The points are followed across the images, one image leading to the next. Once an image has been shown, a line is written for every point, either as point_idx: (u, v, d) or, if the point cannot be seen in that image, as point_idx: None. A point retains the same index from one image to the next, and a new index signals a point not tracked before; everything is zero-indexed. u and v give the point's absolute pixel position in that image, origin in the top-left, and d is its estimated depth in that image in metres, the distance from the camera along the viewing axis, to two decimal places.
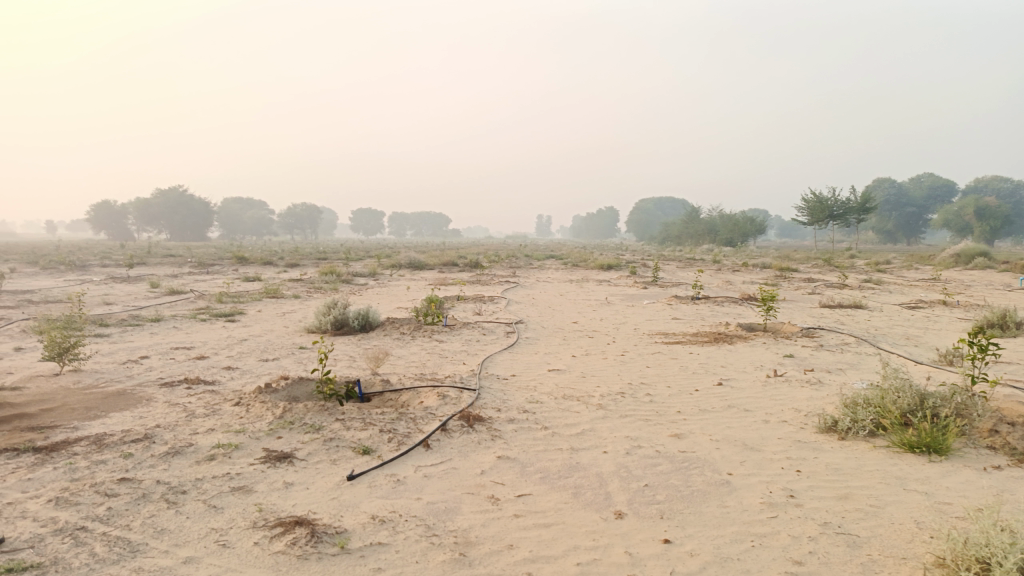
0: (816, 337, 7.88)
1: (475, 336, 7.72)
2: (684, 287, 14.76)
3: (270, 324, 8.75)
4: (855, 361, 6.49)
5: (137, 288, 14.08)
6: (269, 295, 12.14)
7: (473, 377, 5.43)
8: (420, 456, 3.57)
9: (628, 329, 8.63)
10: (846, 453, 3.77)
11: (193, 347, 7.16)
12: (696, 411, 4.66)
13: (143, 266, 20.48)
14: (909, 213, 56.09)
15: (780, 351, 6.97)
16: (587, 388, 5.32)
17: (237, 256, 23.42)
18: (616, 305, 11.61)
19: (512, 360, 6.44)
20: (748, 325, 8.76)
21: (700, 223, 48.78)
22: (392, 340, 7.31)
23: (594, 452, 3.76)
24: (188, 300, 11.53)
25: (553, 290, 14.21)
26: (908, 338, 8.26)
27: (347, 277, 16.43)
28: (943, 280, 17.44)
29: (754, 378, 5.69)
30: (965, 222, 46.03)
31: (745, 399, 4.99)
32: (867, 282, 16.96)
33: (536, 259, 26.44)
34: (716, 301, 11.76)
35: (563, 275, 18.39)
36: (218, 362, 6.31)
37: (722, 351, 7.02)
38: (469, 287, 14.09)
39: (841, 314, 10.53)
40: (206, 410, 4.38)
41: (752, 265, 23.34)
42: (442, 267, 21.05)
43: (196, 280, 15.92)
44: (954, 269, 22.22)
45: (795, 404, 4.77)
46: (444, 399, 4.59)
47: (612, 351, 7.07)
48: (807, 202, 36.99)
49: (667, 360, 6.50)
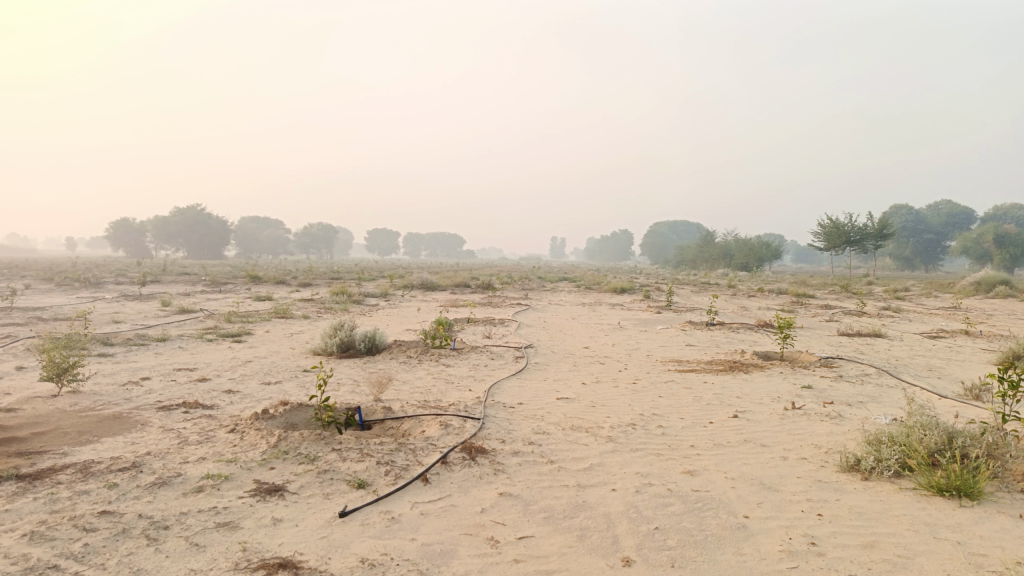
0: (835, 367, 7.64)
1: (483, 361, 7.54)
2: (698, 313, 14.53)
3: (276, 346, 8.62)
4: (877, 394, 6.24)
5: (148, 306, 14.04)
6: (278, 315, 12.04)
7: (479, 405, 5.26)
8: (418, 491, 3.39)
9: (640, 356, 8.43)
10: (871, 495, 3.55)
11: (197, 368, 7.03)
12: (710, 445, 4.46)
13: (156, 284, 20.46)
14: (928, 239, 55.47)
15: (798, 382, 6.74)
16: (596, 418, 5.12)
17: (251, 274, 23.44)
18: (629, 330, 11.41)
19: (520, 387, 6.25)
20: (764, 353, 8.53)
21: (715, 247, 48.47)
22: (398, 364, 7.15)
23: (601, 490, 3.56)
24: (196, 319, 11.44)
25: (566, 314, 14.01)
26: (930, 369, 7.99)
27: (358, 297, 16.33)
28: (965, 309, 17.08)
29: (771, 410, 5.47)
30: (985, 249, 45.43)
31: (761, 433, 4.77)
32: (886, 310, 16.64)
33: (550, 281, 26.28)
34: (731, 327, 11.52)
35: (576, 299, 18.18)
36: (220, 384, 6.17)
37: (737, 381, 6.79)
38: (480, 310, 13.92)
39: (860, 343, 10.27)
40: (199, 436, 4.22)
41: (768, 291, 23.02)
42: (454, 288, 20.93)
43: (207, 299, 15.88)
44: (975, 297, 21.81)
45: (815, 440, 4.54)
46: (447, 429, 4.41)
47: (623, 379, 6.87)
48: (824, 227, 36.63)
49: (680, 390, 6.29)
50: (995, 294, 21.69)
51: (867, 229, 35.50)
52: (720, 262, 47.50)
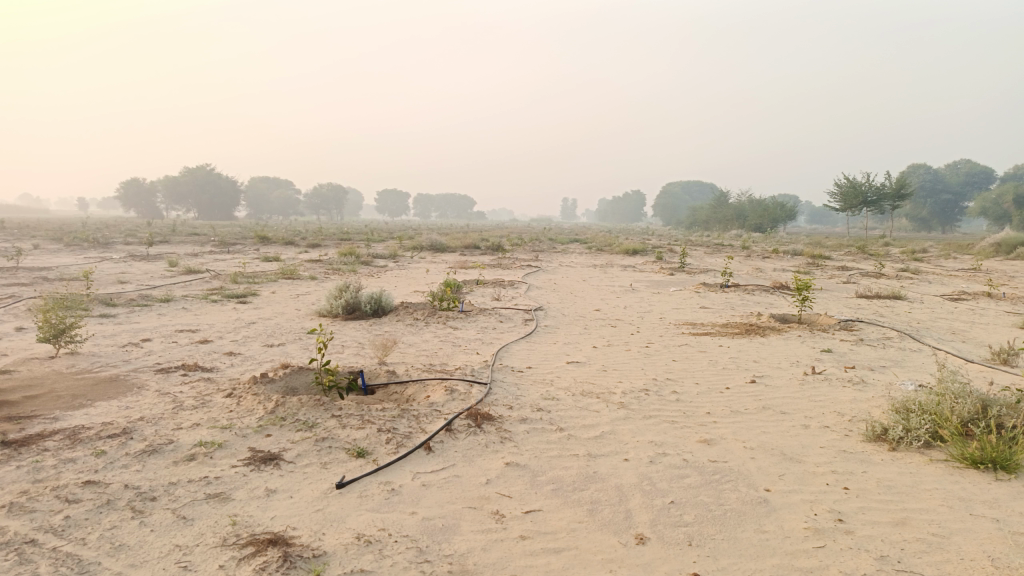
0: (855, 331, 7.39)
1: (492, 323, 7.35)
2: (712, 275, 14.24)
3: (281, 307, 8.46)
4: (900, 359, 6.01)
5: (155, 266, 13.91)
6: (285, 275, 11.88)
7: (486, 370, 5.07)
8: (420, 461, 3.22)
9: (653, 319, 8.21)
10: (899, 467, 3.35)
11: (199, 329, 6.87)
12: (727, 413, 4.26)
13: (164, 245, 20.32)
14: (946, 200, 54.54)
15: (817, 346, 6.51)
16: (608, 383, 4.92)
17: (260, 234, 23.24)
18: (641, 292, 11.18)
19: (529, 350, 6.06)
20: (781, 316, 8.29)
21: (729, 208, 47.81)
22: (405, 326, 6.98)
23: (613, 460, 3.38)
24: (202, 280, 11.29)
25: (577, 276, 13.76)
26: (953, 332, 7.73)
27: (367, 258, 16.13)
28: (985, 271, 16.69)
29: (790, 376, 5.26)
30: (1004, 210, 44.59)
31: (781, 400, 4.57)
32: (904, 272, 16.29)
33: (561, 242, 25.99)
34: (746, 289, 11.26)
35: (587, 261, 17.91)
36: (222, 346, 6.01)
37: (754, 344, 6.58)
38: (489, 272, 13.69)
39: (879, 305, 9.99)
40: (195, 401, 4.06)
41: (782, 253, 22.63)
42: (464, 249, 20.71)
43: (215, 259, 15.74)
44: (995, 259, 21.33)
45: (838, 407, 4.34)
46: (452, 394, 4.23)
47: (635, 342, 6.66)
48: (840, 187, 35.95)
49: (694, 354, 6.08)
50: (1015, 255, 21.21)
51: (884, 189, 34.80)
52: (734, 223, 46.89)
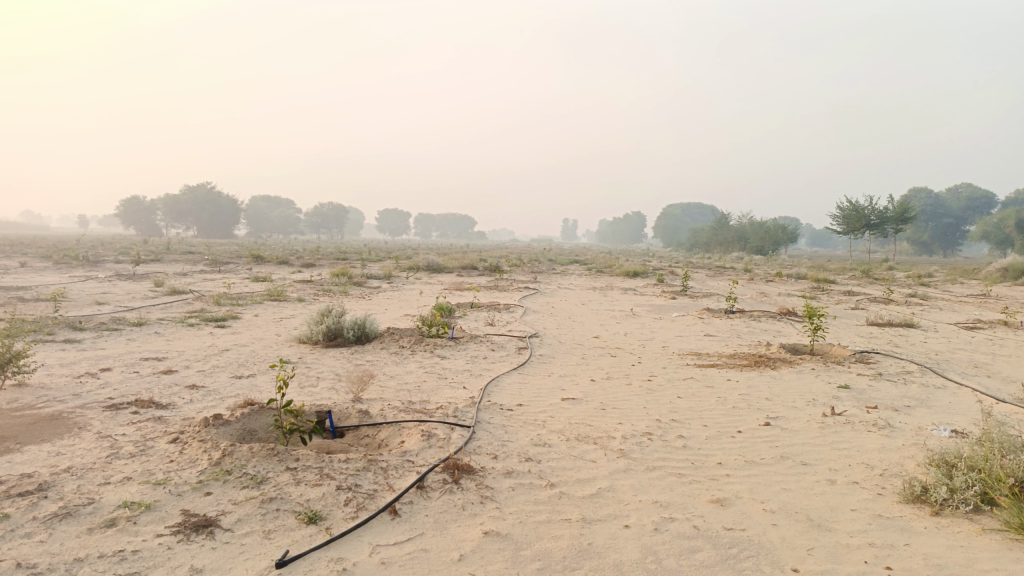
0: (872, 364, 6.89)
1: (483, 352, 6.85)
2: (715, 299, 13.79)
3: (261, 332, 7.97)
4: (924, 398, 5.50)
5: (139, 286, 13.45)
6: (271, 297, 11.39)
7: (471, 409, 4.57)
8: (383, 529, 2.72)
9: (655, 348, 7.72)
10: (948, 539, 2.84)
11: (167, 358, 6.37)
12: (741, 463, 3.77)
13: (153, 264, 19.74)
14: (946, 224, 54.28)
15: (833, 381, 6.01)
16: (606, 426, 4.41)
17: (253, 252, 22.68)
18: (642, 317, 10.70)
19: (521, 384, 5.57)
20: (792, 346, 7.80)
21: (730, 230, 47.43)
22: (388, 355, 6.50)
23: (611, 527, 2.88)
24: (184, 302, 10.78)
25: (576, 299, 13.24)
26: (977, 365, 7.23)
27: (360, 279, 15.62)
28: (995, 297, 16.19)
29: (808, 418, 4.75)
30: (1005, 233, 44.14)
31: (800, 447, 4.07)
32: (912, 297, 15.75)
33: (561, 263, 25.63)
34: (752, 316, 10.78)
35: (586, 283, 17.38)
36: (186, 378, 5.50)
37: (765, 379, 6.09)
38: (485, 293, 13.26)
39: (892, 334, 9.49)
40: (133, 448, 3.55)
41: (786, 276, 22.11)
42: (462, 270, 20.30)
43: (202, 279, 15.29)
44: (1004, 284, 20.82)
45: (867, 458, 3.83)
46: (429, 441, 3.73)
47: (637, 375, 6.16)
48: (842, 210, 35.65)
49: (701, 390, 5.58)
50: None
51: (888, 212, 34.35)
52: (735, 245, 46.44)
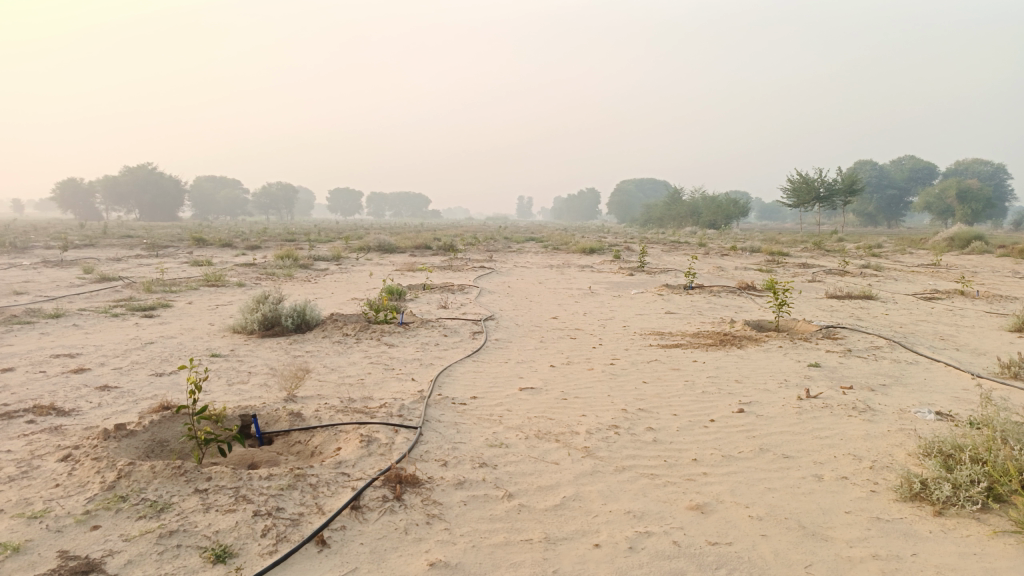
0: (839, 339, 6.65)
1: (434, 339, 6.37)
2: (672, 274, 13.55)
3: (192, 322, 7.33)
4: (899, 376, 5.23)
5: (65, 274, 12.52)
6: (208, 283, 10.66)
7: (419, 404, 4.11)
8: (308, 567, 2.25)
9: (616, 328, 7.36)
10: (959, 544, 2.50)
11: (81, 354, 5.71)
12: (718, 458, 3.41)
13: (84, 249, 18.61)
14: (890, 196, 55.54)
15: (803, 360, 5.71)
16: (569, 419, 4.01)
17: (195, 235, 21.61)
18: (600, 295, 10.35)
19: (475, 373, 5.13)
20: (756, 322, 7.53)
21: (683, 205, 47.56)
22: (330, 344, 5.98)
23: (579, 548, 2.47)
24: (111, 290, 9.99)
25: (532, 278, 12.81)
26: (942, 338, 7.07)
27: (307, 261, 14.90)
28: (945, 267, 16.38)
29: (783, 401, 4.43)
30: (946, 204, 45.32)
31: (779, 437, 3.73)
32: (866, 268, 15.74)
33: (516, 241, 25.22)
34: (712, 291, 10.51)
35: (542, 261, 16.98)
36: (98, 378, 4.89)
37: (732, 359, 5.77)
38: (437, 274, 12.73)
39: (853, 307, 9.34)
40: (14, 469, 2.98)
41: (740, 250, 22.05)
42: (415, 250, 19.70)
43: (136, 265, 14.38)
44: (952, 254, 21.12)
45: (853, 448, 3.50)
46: (367, 447, 3.27)
47: (598, 359, 5.76)
48: (792, 183, 35.98)
49: (668, 373, 5.22)
50: (970, 250, 21.05)
51: (836, 184, 34.70)
52: (689, 220, 46.59)
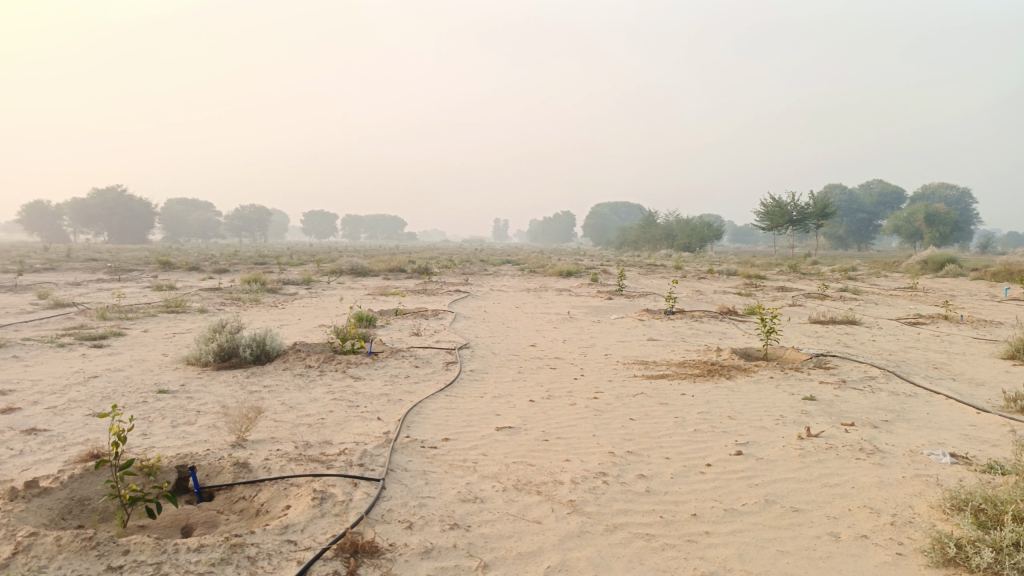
0: (831, 369, 6.34)
1: (403, 371, 5.94)
2: (652, 299, 13.23)
3: (143, 353, 6.79)
4: (900, 410, 4.90)
5: (17, 299, 11.86)
6: (168, 310, 10.10)
7: (383, 450, 3.68)
8: None
9: (598, 357, 6.99)
10: None
11: (14, 390, 5.17)
12: (720, 513, 3.02)
13: (43, 273, 17.86)
14: (861, 219, 56.21)
15: (798, 393, 5.37)
16: (551, 465, 3.61)
17: (161, 259, 20.93)
18: (580, 320, 9.98)
19: (448, 410, 4.71)
20: (743, 351, 7.20)
21: (659, 227, 47.57)
22: (291, 378, 5.52)
23: None
24: (63, 317, 9.40)
25: (509, 302, 12.41)
26: (936, 366, 6.79)
27: (275, 285, 14.36)
28: (923, 291, 16.26)
29: (783, 442, 4.07)
30: (915, 228, 45.82)
31: (784, 484, 3.37)
32: (845, 292, 15.60)
33: (492, 264, 24.85)
34: (694, 316, 10.19)
35: (519, 284, 16.62)
36: (27, 419, 4.38)
37: (722, 391, 5.41)
38: (410, 299, 12.29)
39: (839, 333, 9.07)
40: None
41: (718, 273, 21.92)
42: (388, 273, 19.22)
43: (94, 289, 13.71)
44: (926, 277, 21.10)
45: (868, 500, 3.15)
46: (321, 505, 2.84)
47: (580, 392, 5.36)
48: (766, 206, 36.12)
49: (656, 409, 4.85)
50: (945, 274, 21.08)
51: (809, 208, 34.88)
52: (664, 243, 46.64)
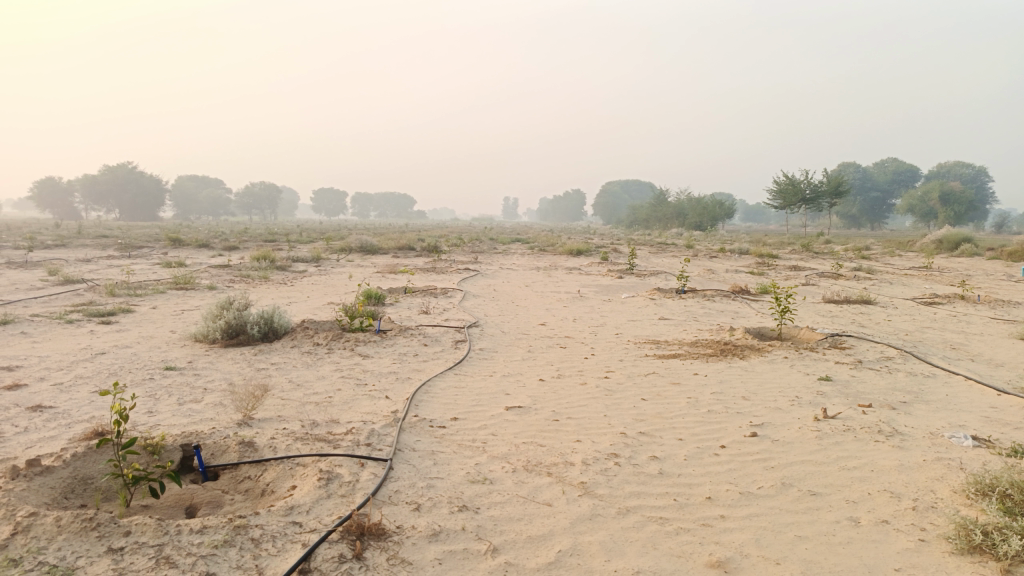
0: (847, 349, 6.23)
1: (412, 349, 5.87)
2: (663, 277, 13.11)
3: (152, 331, 6.76)
4: (919, 392, 4.80)
5: (27, 276, 11.88)
6: (177, 287, 10.07)
7: (391, 429, 3.62)
8: None
9: (609, 336, 6.90)
10: None
11: (21, 366, 5.14)
12: (736, 496, 2.94)
13: (54, 250, 17.89)
14: (874, 198, 55.58)
15: (813, 373, 5.27)
16: (562, 445, 3.54)
17: (171, 236, 20.92)
18: (590, 299, 9.88)
19: (457, 389, 4.64)
20: (757, 330, 7.09)
21: (670, 206, 47.21)
22: (298, 356, 5.47)
23: None
24: (73, 294, 9.38)
25: (519, 281, 12.32)
26: (953, 347, 6.66)
27: (284, 263, 14.32)
28: (938, 270, 16.05)
29: (799, 423, 3.97)
30: (929, 207, 45.27)
31: (801, 467, 3.28)
32: (859, 271, 15.42)
33: (502, 242, 24.75)
34: (706, 295, 10.07)
35: (529, 263, 16.54)
36: (33, 396, 4.35)
37: (736, 371, 5.32)
38: (420, 277, 12.22)
39: (854, 313, 8.93)
40: None
41: (729, 252, 21.72)
42: (398, 251, 19.16)
43: (104, 266, 13.72)
44: (941, 256, 20.85)
45: (888, 484, 3.06)
46: (327, 485, 2.78)
47: (591, 372, 5.28)
48: (778, 185, 35.73)
49: (668, 389, 4.76)
50: (961, 253, 20.81)
51: (822, 186, 34.47)
52: (675, 221, 46.31)
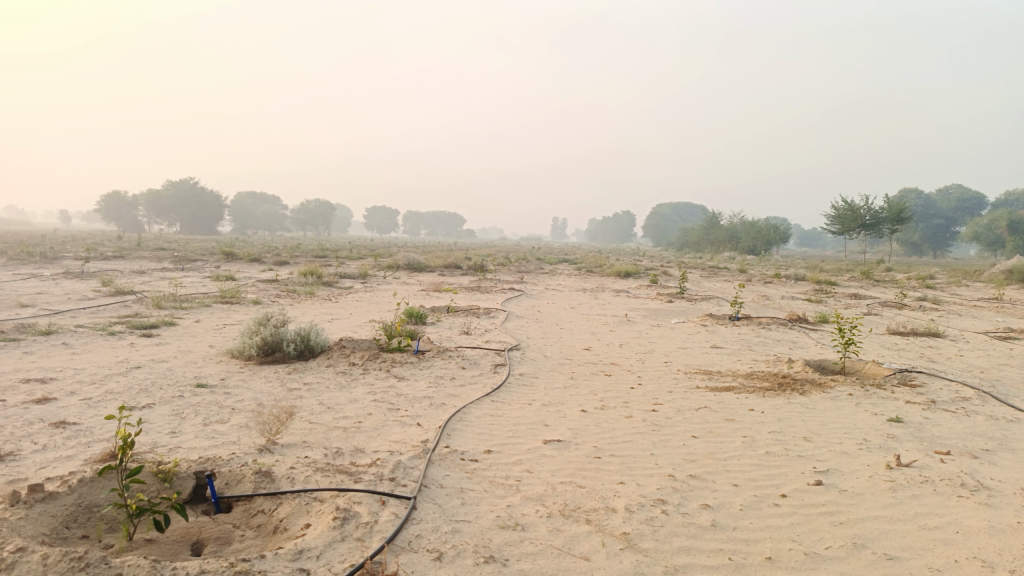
0: (918, 386, 5.75)
1: (449, 372, 5.63)
2: (715, 303, 12.64)
3: (190, 345, 6.68)
4: (1002, 438, 4.33)
5: (82, 286, 12.10)
6: (222, 301, 10.07)
7: (419, 462, 3.37)
8: None
9: (657, 364, 6.54)
10: None
11: (55, 379, 5.08)
12: (800, 557, 2.59)
13: (112, 261, 18.31)
14: (938, 225, 53.56)
15: (881, 413, 4.84)
16: (603, 487, 3.23)
17: (224, 250, 21.28)
18: (638, 324, 9.51)
19: (493, 418, 4.37)
20: (817, 363, 6.63)
21: (723, 230, 46.29)
22: (332, 376, 5.28)
23: None
24: (121, 305, 9.45)
25: (565, 303, 12.00)
26: None
27: (330, 279, 14.31)
28: (1012, 302, 15.14)
29: (868, 471, 3.58)
30: (996, 235, 43.35)
31: (875, 524, 2.90)
32: (924, 301, 14.65)
33: (550, 263, 24.49)
34: (761, 323, 9.60)
35: (575, 284, 16.22)
36: (60, 410, 4.24)
37: (795, 408, 4.91)
38: (464, 296, 12.02)
39: (921, 346, 8.36)
40: None
41: (785, 277, 21.01)
42: (444, 269, 19.07)
43: (157, 279, 13.92)
44: (1012, 288, 19.74)
45: (978, 550, 2.66)
46: (342, 526, 2.54)
47: (637, 404, 4.94)
48: (836, 210, 34.66)
49: (722, 425, 4.40)
50: None
51: (883, 212, 33.30)
52: (727, 245, 45.39)
